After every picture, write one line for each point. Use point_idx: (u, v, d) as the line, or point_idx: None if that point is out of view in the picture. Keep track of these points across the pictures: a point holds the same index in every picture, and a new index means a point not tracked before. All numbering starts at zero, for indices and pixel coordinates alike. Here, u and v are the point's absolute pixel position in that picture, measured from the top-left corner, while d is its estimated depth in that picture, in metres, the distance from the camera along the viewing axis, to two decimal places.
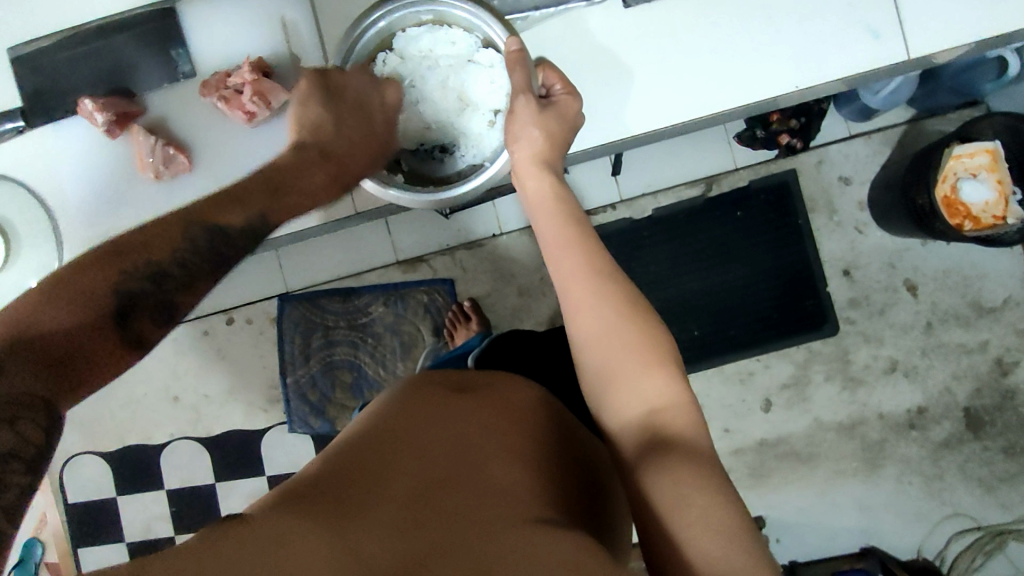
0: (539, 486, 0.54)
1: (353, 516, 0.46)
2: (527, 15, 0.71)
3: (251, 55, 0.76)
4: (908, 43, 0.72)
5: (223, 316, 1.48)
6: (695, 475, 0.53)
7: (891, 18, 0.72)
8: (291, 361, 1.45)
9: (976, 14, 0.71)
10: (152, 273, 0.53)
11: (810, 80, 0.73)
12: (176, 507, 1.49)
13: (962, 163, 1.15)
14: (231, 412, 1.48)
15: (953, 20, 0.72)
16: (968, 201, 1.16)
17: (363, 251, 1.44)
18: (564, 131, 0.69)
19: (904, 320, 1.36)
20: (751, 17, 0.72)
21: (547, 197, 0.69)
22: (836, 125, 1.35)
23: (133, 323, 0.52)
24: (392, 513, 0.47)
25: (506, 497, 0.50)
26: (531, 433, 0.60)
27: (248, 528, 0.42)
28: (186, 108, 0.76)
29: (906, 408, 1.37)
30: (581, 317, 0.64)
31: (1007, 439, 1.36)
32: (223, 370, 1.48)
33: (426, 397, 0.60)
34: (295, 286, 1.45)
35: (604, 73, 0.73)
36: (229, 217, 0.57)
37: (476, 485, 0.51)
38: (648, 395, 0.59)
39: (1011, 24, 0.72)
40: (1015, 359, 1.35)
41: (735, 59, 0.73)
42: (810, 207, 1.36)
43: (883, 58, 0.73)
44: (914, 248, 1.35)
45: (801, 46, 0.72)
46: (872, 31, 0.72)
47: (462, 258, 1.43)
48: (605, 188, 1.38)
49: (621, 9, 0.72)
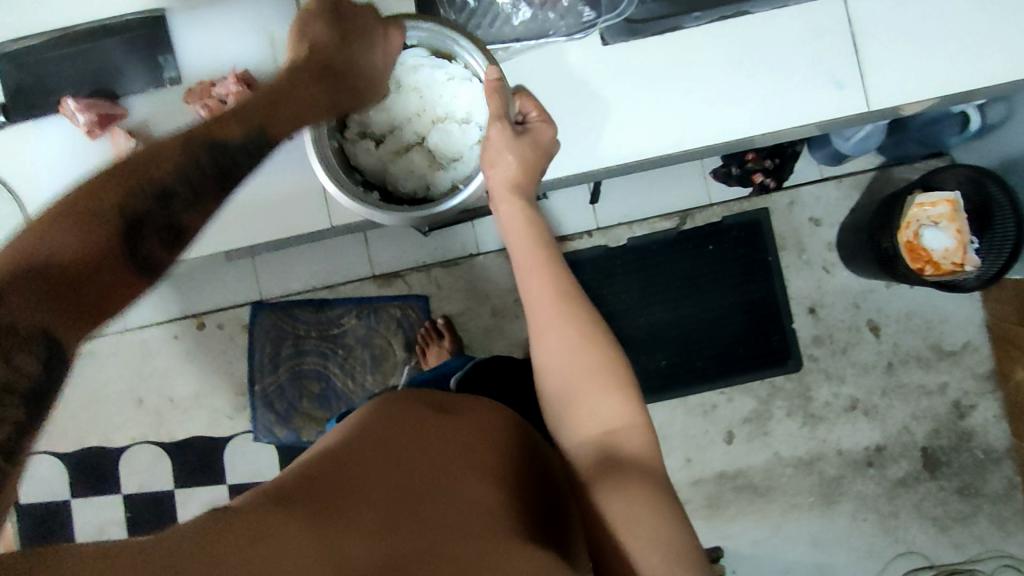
0: (513, 505, 0.55)
1: (329, 522, 0.45)
2: (510, 45, 0.75)
3: (237, 66, 0.77)
4: (871, 94, 0.76)
5: (194, 321, 1.47)
6: (650, 497, 0.57)
7: (856, 70, 0.75)
8: (260, 369, 1.44)
9: (936, 72, 0.75)
10: (158, 192, 0.49)
11: (778, 123, 0.76)
12: (131, 513, 1.46)
13: (925, 211, 1.19)
14: (195, 418, 1.46)
15: (914, 76, 0.75)
16: (929, 247, 1.20)
17: (339, 263, 1.44)
18: (538, 157, 0.71)
19: (866, 359, 1.40)
20: (723, 61, 0.75)
21: (518, 221, 0.71)
22: (808, 167, 1.39)
23: (143, 245, 0.47)
24: (370, 517, 0.47)
25: (481, 514, 0.51)
26: (510, 451, 0.61)
27: (220, 531, 0.42)
28: (167, 112, 0.77)
29: (865, 445, 1.40)
30: (546, 340, 0.66)
31: (961, 481, 1.39)
32: (190, 375, 1.47)
33: (405, 410, 0.60)
34: (269, 294, 1.45)
35: (583, 106, 0.75)
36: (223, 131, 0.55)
37: (451, 499, 0.51)
38: (606, 416, 0.62)
39: (968, 84, 0.75)
40: (971, 403, 1.39)
41: (707, 100, 0.76)
42: (780, 245, 1.40)
43: (847, 107, 0.76)
44: (878, 290, 1.39)
45: (771, 92, 0.76)
46: (837, 83, 0.75)
47: (438, 276, 1.44)
48: (582, 215, 1.40)
49: (601, 46, 0.75)
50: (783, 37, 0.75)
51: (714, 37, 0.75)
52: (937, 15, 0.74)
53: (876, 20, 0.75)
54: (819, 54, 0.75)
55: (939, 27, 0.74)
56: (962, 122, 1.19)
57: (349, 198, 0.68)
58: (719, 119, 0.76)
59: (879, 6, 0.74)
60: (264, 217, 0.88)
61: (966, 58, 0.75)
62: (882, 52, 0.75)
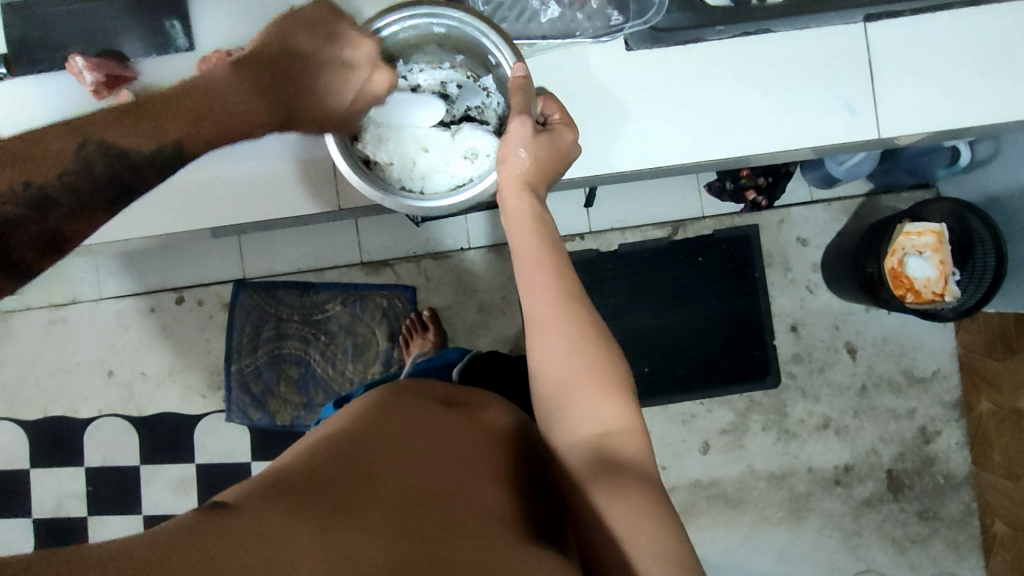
0: (514, 506, 0.57)
1: (347, 514, 0.48)
2: (535, 43, 0.74)
3: (256, 38, 0.75)
4: (879, 122, 0.77)
5: (173, 295, 1.43)
6: (645, 503, 0.58)
7: (867, 96, 0.76)
8: (238, 349, 1.41)
9: (942, 106, 0.77)
10: (32, 197, 0.45)
11: (788, 142, 0.77)
12: (93, 487, 1.42)
13: (911, 240, 1.23)
14: (167, 394, 1.43)
15: (922, 108, 0.77)
16: (912, 275, 1.24)
17: (328, 248, 1.42)
18: (554, 159, 0.70)
19: (842, 380, 1.43)
20: (740, 77, 0.76)
21: (524, 217, 0.70)
22: (800, 189, 1.41)
23: (11, 248, 0.45)
24: (378, 518, 0.49)
25: (480, 512, 0.54)
26: (498, 448, 0.63)
27: (244, 514, 0.45)
28: (179, 79, 0.75)
29: (834, 464, 1.43)
30: (547, 339, 0.65)
31: (922, 504, 1.43)
32: (165, 350, 1.43)
33: (418, 410, 0.63)
34: (252, 273, 1.42)
35: (600, 110, 0.76)
36: (135, 141, 0.49)
37: (462, 500, 0.54)
38: (602, 418, 0.62)
39: (973, 120, 0.77)
40: (937, 429, 1.43)
41: (722, 114, 0.76)
42: (767, 262, 1.42)
43: (854, 132, 0.77)
44: (858, 313, 1.42)
45: (784, 112, 0.77)
46: (849, 106, 0.77)
47: (427, 268, 1.43)
48: (576, 218, 1.41)
49: (623, 51, 0.75)
50: (799, 57, 0.76)
51: (732, 52, 0.75)
52: (948, 48, 0.76)
53: (891, 48, 0.76)
54: (834, 77, 0.76)
55: (950, 60, 0.76)
56: (951, 157, 1.23)
57: (358, 179, 0.68)
58: (732, 133, 0.77)
59: (893, 35, 0.76)
60: (266, 196, 0.86)
61: (973, 95, 0.76)
62: (893, 82, 0.77)
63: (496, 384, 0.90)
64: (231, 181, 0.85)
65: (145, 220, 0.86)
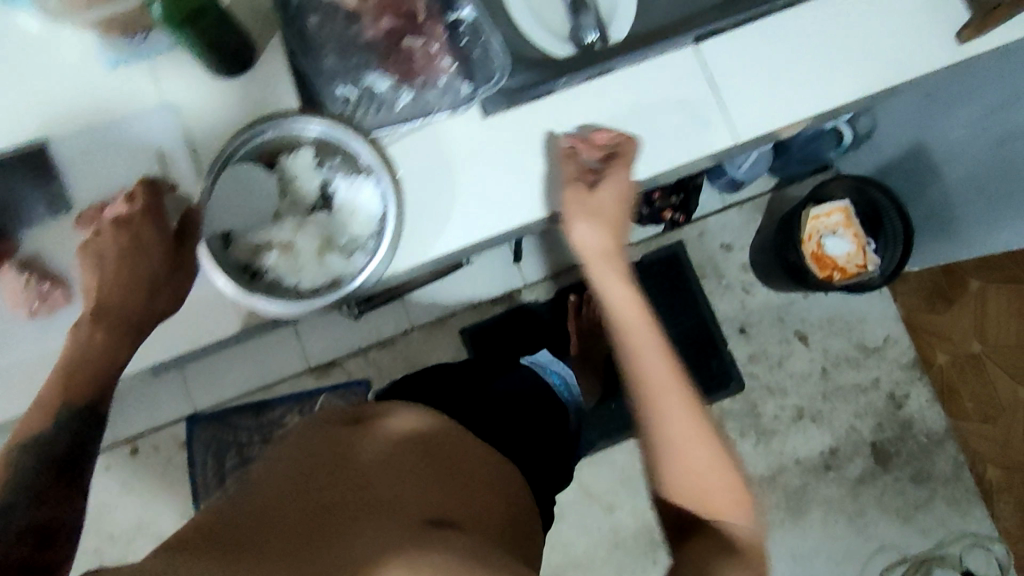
0: (422, 492, 0.60)
1: (237, 546, 0.50)
2: (397, 128, 0.75)
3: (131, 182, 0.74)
4: (734, 128, 0.81)
5: (127, 447, 1.39)
6: (730, 553, 0.59)
7: (715, 108, 0.81)
8: (204, 485, 1.37)
9: (787, 103, 0.82)
10: None
11: (656, 165, 0.80)
12: None
13: (822, 222, 1.27)
14: (140, 551, 1.37)
15: (771, 108, 0.81)
16: (832, 254, 1.28)
17: (273, 362, 1.42)
18: (620, 203, 0.76)
19: (802, 367, 1.45)
20: (595, 118, 0.80)
21: (612, 274, 0.74)
22: (710, 198, 1.47)
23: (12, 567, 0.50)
24: (275, 545, 0.51)
25: (377, 519, 0.55)
26: (421, 455, 0.64)
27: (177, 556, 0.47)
28: (64, 243, 0.74)
29: (819, 451, 1.43)
30: (657, 398, 0.64)
31: (914, 468, 1.43)
32: (129, 505, 1.38)
33: (323, 437, 0.67)
34: (203, 406, 1.40)
35: (468, 177, 0.77)
36: (34, 429, 0.56)
37: (360, 504, 0.57)
38: (705, 461, 0.62)
39: (818, 107, 0.82)
40: (905, 392, 1.45)
41: (589, 154, 0.78)
42: (701, 273, 1.46)
43: (716, 142, 0.81)
44: (798, 300, 1.46)
45: (645, 140, 0.80)
46: (701, 121, 0.80)
47: (376, 357, 1.43)
48: (507, 275, 1.44)
49: (482, 119, 0.77)
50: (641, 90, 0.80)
51: (580, 100, 0.79)
52: (776, 51, 0.82)
53: (723, 61, 0.81)
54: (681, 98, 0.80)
55: (784, 60, 0.81)
56: (836, 139, 1.29)
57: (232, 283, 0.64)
58: (597, 170, 0.78)
59: (722, 51, 0.81)
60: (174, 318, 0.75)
61: (811, 86, 0.82)
62: (736, 92, 0.81)
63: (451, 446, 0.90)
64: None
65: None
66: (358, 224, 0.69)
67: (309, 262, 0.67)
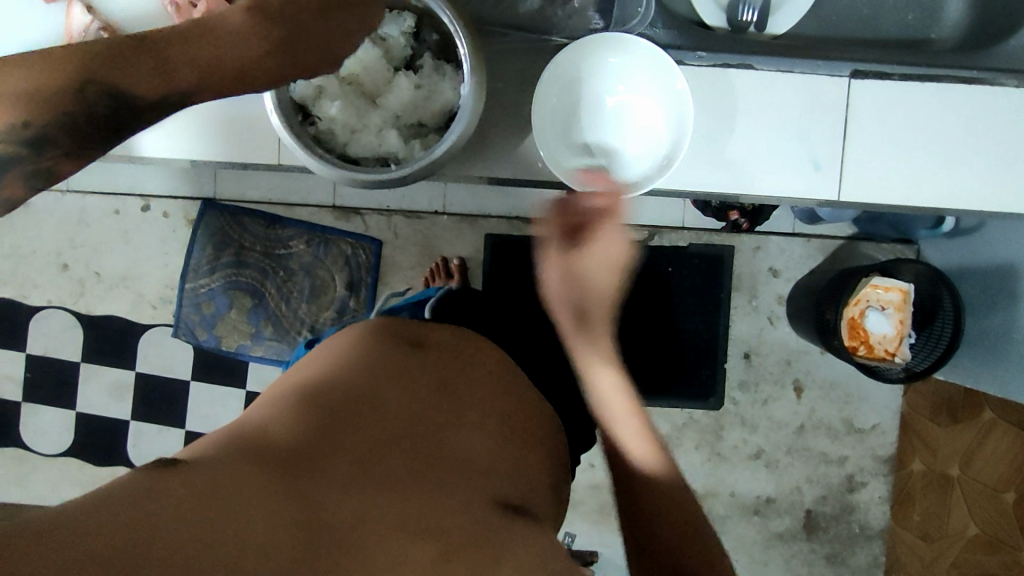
0: (359, 511, 0.52)
1: (250, 446, 0.54)
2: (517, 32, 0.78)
3: None
4: (842, 183, 0.80)
5: (140, 202, 1.41)
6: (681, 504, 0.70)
7: (835, 157, 0.79)
8: (195, 267, 1.40)
9: (899, 179, 0.80)
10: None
11: (756, 189, 0.80)
12: (32, 374, 1.44)
13: (876, 293, 1.20)
14: (117, 299, 1.43)
15: (881, 180, 0.80)
16: (869, 329, 1.21)
17: (301, 186, 1.39)
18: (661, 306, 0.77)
19: (781, 416, 1.43)
20: (720, 114, 0.78)
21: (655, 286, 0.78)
22: (784, 220, 1.39)
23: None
24: (284, 454, 0.54)
25: (305, 486, 0.52)
26: (459, 365, 0.73)
27: (225, 461, 0.52)
28: None
29: (756, 494, 1.44)
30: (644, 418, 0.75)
31: (832, 548, 1.45)
32: (124, 253, 1.42)
33: (374, 362, 0.67)
34: (223, 196, 1.40)
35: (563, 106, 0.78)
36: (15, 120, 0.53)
37: (320, 469, 0.54)
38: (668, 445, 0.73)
39: (922, 199, 0.80)
40: (863, 481, 1.44)
41: (704, 145, 0.79)
42: (734, 285, 1.40)
43: (819, 188, 0.80)
44: (812, 354, 1.42)
45: (756, 157, 0.79)
46: (814, 161, 0.79)
47: (397, 224, 1.40)
48: (553, 204, 1.38)
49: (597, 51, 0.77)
50: (769, 108, 0.78)
51: (707, 79, 0.78)
52: (908, 123, 0.79)
53: (871, 102, 0.78)
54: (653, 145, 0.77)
55: (931, 131, 0.78)
56: (935, 221, 1.24)
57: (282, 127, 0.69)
58: (714, 160, 0.79)
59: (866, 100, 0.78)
60: None
61: (936, 171, 0.79)
62: (863, 146, 0.79)
63: (486, 308, 0.93)
64: (227, 122, 0.88)
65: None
66: (423, 110, 0.77)
67: (371, 130, 0.76)
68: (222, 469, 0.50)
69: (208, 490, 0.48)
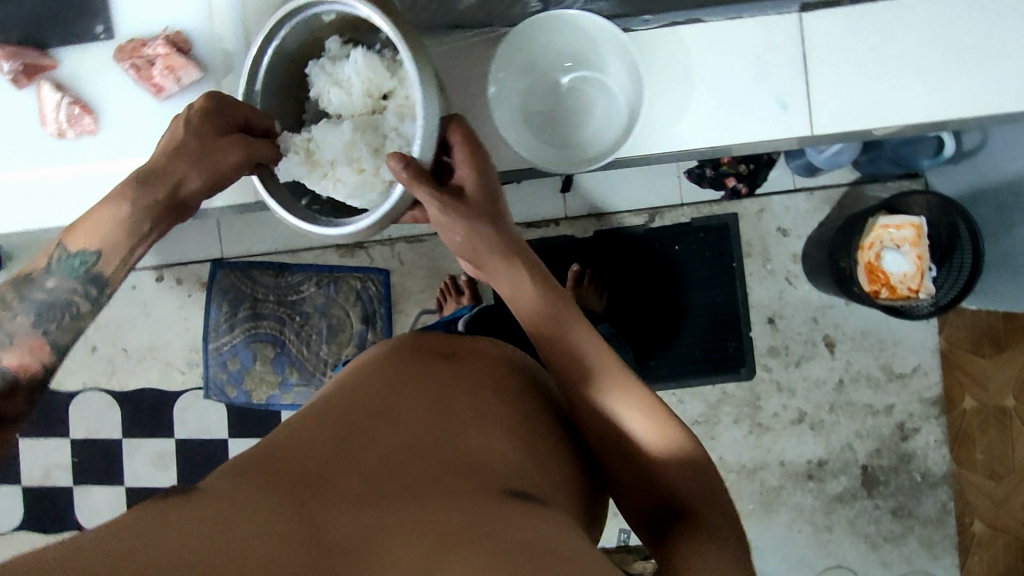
0: (368, 519, 0.51)
1: (264, 468, 0.55)
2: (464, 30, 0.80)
3: (170, 27, 0.77)
4: (812, 118, 0.79)
5: (153, 273, 1.45)
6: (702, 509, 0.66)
7: (799, 92, 0.78)
8: (215, 327, 1.43)
9: (874, 104, 0.78)
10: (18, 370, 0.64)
11: (721, 139, 0.80)
12: (79, 458, 1.48)
13: (888, 233, 1.16)
14: (147, 371, 1.46)
15: (855, 108, 0.79)
16: (888, 270, 1.17)
17: (302, 230, 1.42)
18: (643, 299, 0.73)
19: (818, 374, 1.40)
20: (673, 73, 0.79)
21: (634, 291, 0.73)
22: (783, 177, 1.37)
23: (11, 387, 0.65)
24: (295, 472, 0.55)
25: (314, 499, 0.52)
26: (472, 366, 0.73)
27: (240, 481, 0.53)
28: (94, 69, 0.78)
29: (807, 458, 1.40)
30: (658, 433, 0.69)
31: (897, 502, 1.40)
32: (147, 326, 1.46)
33: (385, 375, 0.68)
34: (231, 254, 1.43)
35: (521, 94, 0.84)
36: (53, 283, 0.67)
37: (329, 483, 0.54)
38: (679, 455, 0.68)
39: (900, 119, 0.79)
40: (916, 427, 1.39)
41: (662, 105, 0.79)
42: (745, 251, 1.38)
43: (790, 127, 0.79)
44: (838, 306, 1.39)
45: (720, 108, 0.79)
46: (781, 101, 0.79)
47: (401, 251, 1.42)
48: (549, 203, 1.39)
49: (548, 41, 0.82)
50: (724, 58, 0.78)
51: (656, 41, 0.78)
52: (872, 49, 0.78)
53: (829, 34, 0.78)
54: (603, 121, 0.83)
55: (895, 50, 0.77)
56: (936, 147, 1.19)
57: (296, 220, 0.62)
58: (670, 118, 0.80)
59: (823, 37, 0.78)
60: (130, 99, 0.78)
61: (909, 89, 0.78)
62: (830, 78, 0.78)
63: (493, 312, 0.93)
64: None
65: (64, 201, 0.80)
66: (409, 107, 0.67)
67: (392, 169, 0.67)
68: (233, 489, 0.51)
69: (217, 508, 0.49)
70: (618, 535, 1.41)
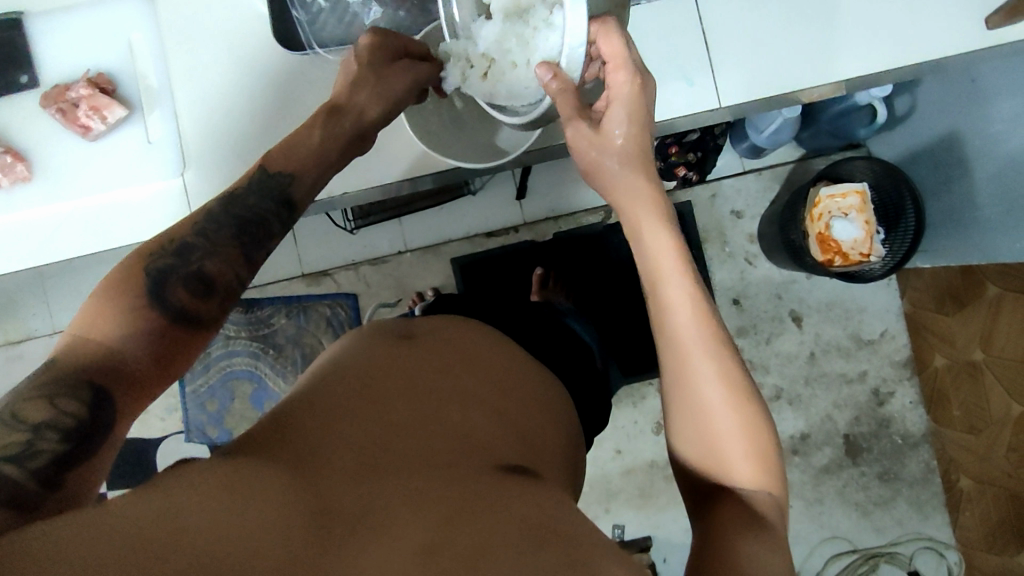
0: (367, 494, 0.51)
1: (258, 446, 0.53)
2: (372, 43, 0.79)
3: (91, 70, 0.80)
4: (720, 93, 0.82)
5: None
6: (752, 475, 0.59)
7: (704, 69, 0.82)
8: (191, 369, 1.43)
9: (786, 76, 0.82)
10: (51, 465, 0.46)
11: None
12: None
13: (835, 202, 1.19)
14: None
15: (768, 81, 0.82)
16: (839, 238, 1.20)
17: (267, 264, 1.45)
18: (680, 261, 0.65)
19: (789, 349, 1.42)
20: None
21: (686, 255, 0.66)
22: (731, 161, 1.41)
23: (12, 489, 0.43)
24: (290, 451, 0.53)
25: (313, 477, 0.51)
26: (456, 352, 0.72)
27: (234, 459, 0.51)
28: (25, 121, 0.81)
29: (789, 433, 1.41)
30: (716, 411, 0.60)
31: (882, 466, 1.42)
32: None
33: (371, 356, 0.67)
34: None
35: None
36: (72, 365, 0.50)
37: (326, 460, 0.53)
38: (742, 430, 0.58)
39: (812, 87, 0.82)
40: (890, 390, 1.42)
41: None
42: (703, 236, 1.41)
43: (698, 102, 0.83)
44: (799, 280, 1.41)
45: None
46: (688, 78, 0.82)
47: (367, 273, 1.44)
48: (507, 212, 1.44)
49: None
50: (634, 47, 0.82)
51: None
52: (779, 25, 0.81)
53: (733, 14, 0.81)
54: None
55: (800, 22, 0.81)
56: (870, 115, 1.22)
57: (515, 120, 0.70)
58: None
59: (729, 17, 0.81)
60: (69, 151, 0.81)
61: (817, 58, 0.81)
62: (742, 55, 0.81)
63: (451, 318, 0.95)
64: None
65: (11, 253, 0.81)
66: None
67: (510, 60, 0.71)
68: (229, 466, 0.50)
69: (214, 485, 0.47)
70: (611, 531, 1.41)
